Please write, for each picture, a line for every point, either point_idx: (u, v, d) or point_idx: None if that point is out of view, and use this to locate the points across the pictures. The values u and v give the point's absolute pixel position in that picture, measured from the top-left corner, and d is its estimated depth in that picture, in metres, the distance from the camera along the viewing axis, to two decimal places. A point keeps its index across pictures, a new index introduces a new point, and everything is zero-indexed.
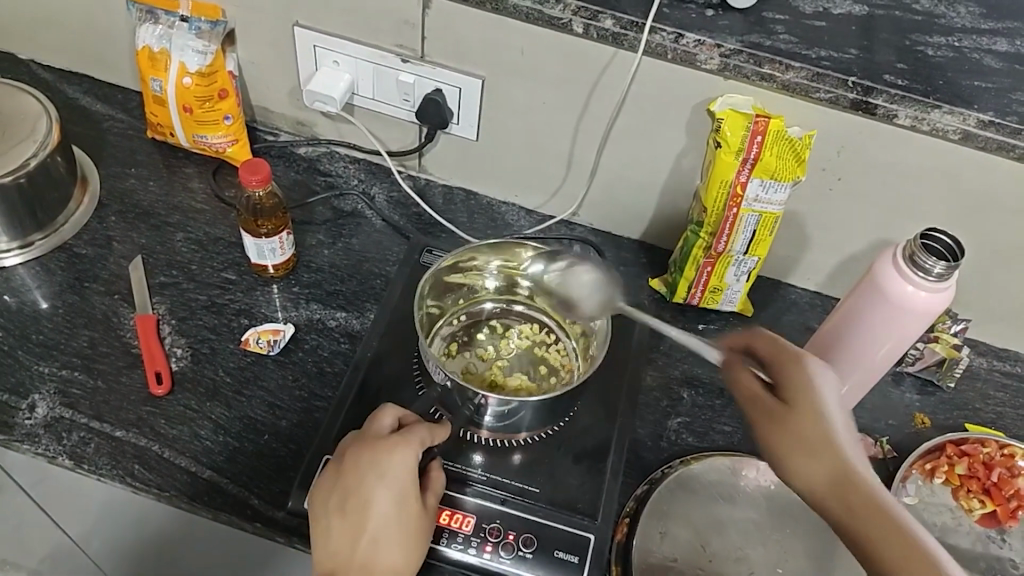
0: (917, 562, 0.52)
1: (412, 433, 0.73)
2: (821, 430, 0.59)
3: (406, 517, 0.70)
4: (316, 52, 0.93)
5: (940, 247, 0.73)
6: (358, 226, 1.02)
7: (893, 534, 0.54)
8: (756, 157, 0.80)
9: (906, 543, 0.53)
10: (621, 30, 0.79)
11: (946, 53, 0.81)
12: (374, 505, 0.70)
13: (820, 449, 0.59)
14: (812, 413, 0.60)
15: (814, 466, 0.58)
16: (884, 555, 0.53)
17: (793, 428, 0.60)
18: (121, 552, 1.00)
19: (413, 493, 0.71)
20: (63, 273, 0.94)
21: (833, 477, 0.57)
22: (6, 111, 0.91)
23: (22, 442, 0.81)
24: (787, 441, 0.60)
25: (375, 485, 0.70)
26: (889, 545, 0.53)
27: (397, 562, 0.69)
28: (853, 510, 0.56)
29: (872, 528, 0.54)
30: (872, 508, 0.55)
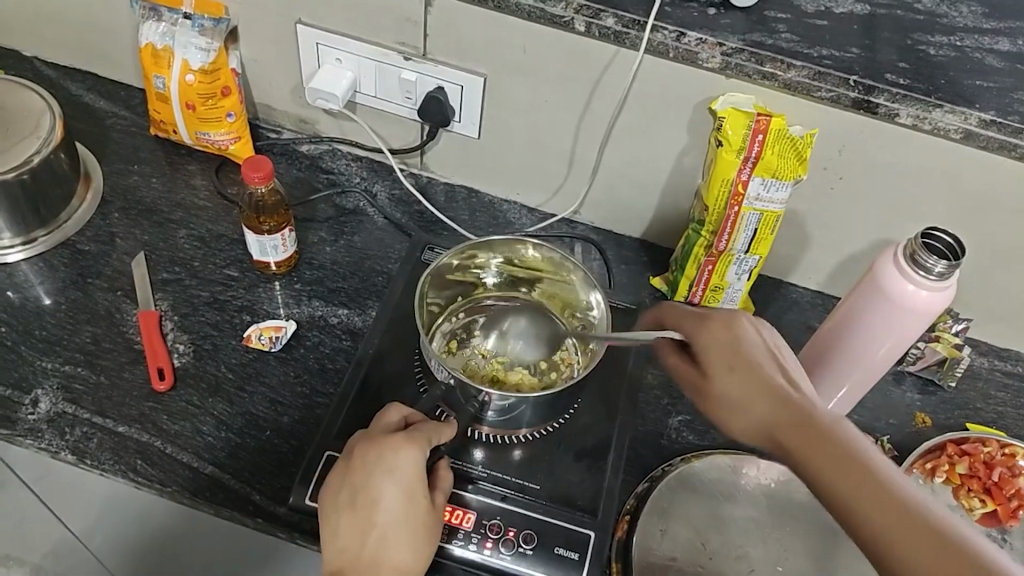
0: (852, 470, 0.53)
1: (418, 430, 0.73)
2: (753, 384, 0.62)
3: (413, 513, 0.71)
4: (318, 50, 0.94)
5: (940, 246, 0.73)
6: (360, 223, 1.02)
7: (827, 453, 0.54)
8: (758, 155, 0.80)
9: (839, 457, 0.54)
10: (622, 28, 0.79)
11: (947, 52, 0.81)
12: (381, 502, 0.70)
13: (755, 399, 0.62)
14: (742, 371, 0.64)
15: (754, 417, 0.61)
16: (822, 474, 0.54)
17: (731, 391, 0.64)
18: (123, 547, 1.01)
19: (419, 490, 0.71)
20: (66, 269, 0.94)
21: (771, 422, 0.60)
22: (10, 109, 0.91)
23: (24, 436, 0.81)
24: (732, 403, 0.63)
25: (382, 482, 0.70)
26: (825, 464, 0.54)
27: (405, 558, 0.69)
28: (791, 444, 0.57)
29: (810, 455, 0.55)
30: (808, 436, 0.56)
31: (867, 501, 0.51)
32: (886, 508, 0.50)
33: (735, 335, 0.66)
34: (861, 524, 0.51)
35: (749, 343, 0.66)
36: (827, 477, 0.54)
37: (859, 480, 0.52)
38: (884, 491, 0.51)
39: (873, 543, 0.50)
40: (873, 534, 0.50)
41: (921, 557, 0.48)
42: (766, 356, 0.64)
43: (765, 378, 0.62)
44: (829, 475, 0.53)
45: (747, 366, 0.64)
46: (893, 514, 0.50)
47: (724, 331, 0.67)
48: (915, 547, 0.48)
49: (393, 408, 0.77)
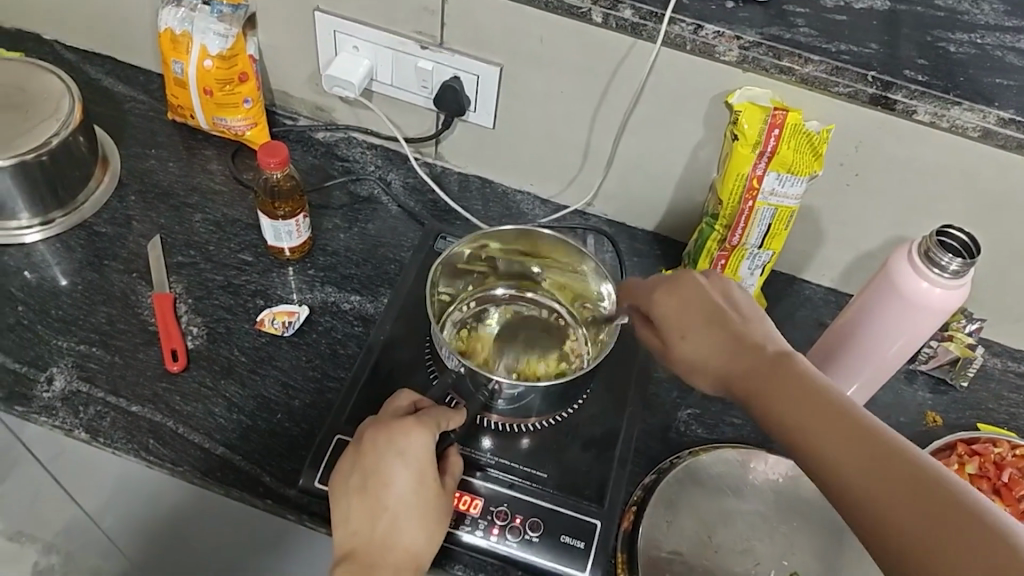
0: (817, 413, 0.57)
1: (427, 414, 0.73)
2: (720, 341, 0.67)
3: (424, 497, 0.71)
4: (336, 38, 0.94)
5: (955, 245, 0.73)
6: (374, 211, 1.02)
7: (796, 401, 0.59)
8: (774, 150, 0.80)
9: (806, 401, 0.58)
10: (640, 20, 0.79)
11: (968, 50, 0.81)
12: (392, 486, 0.70)
13: (727, 353, 0.66)
14: (711, 329, 0.67)
15: (725, 372, 0.65)
16: (790, 417, 0.59)
17: (700, 348, 0.68)
18: (135, 527, 1.02)
19: (430, 474, 0.72)
20: (83, 250, 0.95)
21: (740, 373, 0.64)
22: (29, 91, 0.92)
23: (39, 414, 0.82)
24: (700, 359, 0.67)
25: (393, 466, 0.70)
26: (793, 409, 0.59)
27: (416, 541, 0.70)
28: (761, 396, 0.62)
29: (778, 402, 0.60)
30: (777, 384, 0.61)
31: (829, 438, 0.56)
32: (847, 442, 0.55)
33: (700, 292, 0.70)
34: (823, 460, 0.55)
35: (719, 299, 0.69)
36: (795, 421, 0.58)
37: (822, 428, 0.56)
38: (846, 428, 0.55)
39: (833, 478, 0.55)
40: (833, 471, 0.55)
41: (876, 484, 0.52)
42: (735, 311, 0.68)
43: (734, 333, 0.66)
44: (796, 420, 0.58)
45: (714, 322, 0.68)
46: (852, 447, 0.54)
47: (692, 288, 0.70)
48: (872, 477, 0.53)
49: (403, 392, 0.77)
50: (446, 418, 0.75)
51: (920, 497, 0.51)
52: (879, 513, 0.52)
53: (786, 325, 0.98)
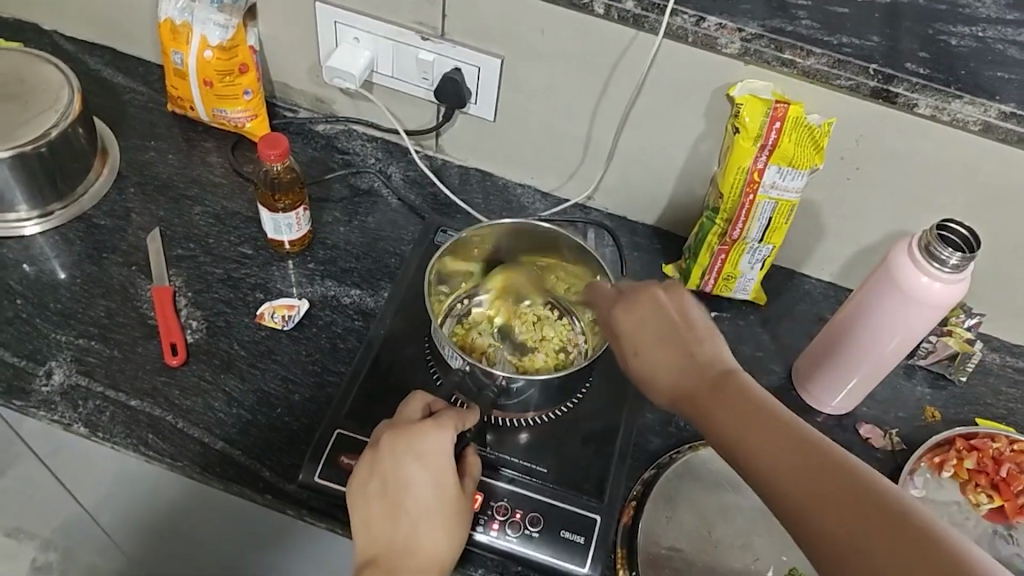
0: (775, 437, 0.54)
1: (443, 415, 0.74)
2: (677, 357, 0.63)
3: (444, 499, 0.71)
4: (336, 29, 0.94)
5: (956, 239, 0.73)
6: (375, 205, 1.02)
7: (754, 423, 0.55)
8: (775, 143, 0.80)
9: (764, 424, 0.55)
10: (642, 12, 0.79)
11: (969, 43, 0.80)
12: (412, 486, 0.70)
13: (684, 370, 0.62)
14: (668, 345, 0.64)
15: (680, 390, 0.61)
16: (739, 438, 0.55)
17: (656, 363, 0.64)
18: (134, 522, 1.02)
19: (448, 474, 0.72)
20: (82, 243, 0.95)
21: (696, 390, 0.60)
22: (28, 82, 0.92)
23: (38, 408, 0.82)
24: (655, 374, 0.64)
25: (410, 467, 0.71)
26: (749, 432, 0.55)
27: (437, 544, 0.70)
28: (716, 416, 0.58)
29: (734, 423, 0.56)
30: (734, 404, 0.57)
31: (788, 464, 0.52)
32: (808, 470, 0.51)
33: (655, 307, 0.66)
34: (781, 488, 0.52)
35: (678, 312, 0.65)
36: (750, 444, 0.54)
37: (777, 447, 0.53)
38: (807, 455, 0.52)
39: (792, 508, 0.51)
40: (792, 501, 0.51)
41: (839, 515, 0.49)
42: (695, 324, 0.64)
43: (693, 350, 0.62)
44: (752, 443, 0.54)
45: (669, 338, 0.64)
46: (814, 476, 0.51)
47: (650, 303, 0.66)
48: (835, 508, 0.50)
49: (417, 396, 0.77)
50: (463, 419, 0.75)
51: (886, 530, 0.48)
52: (841, 545, 0.49)
53: (786, 319, 0.98)
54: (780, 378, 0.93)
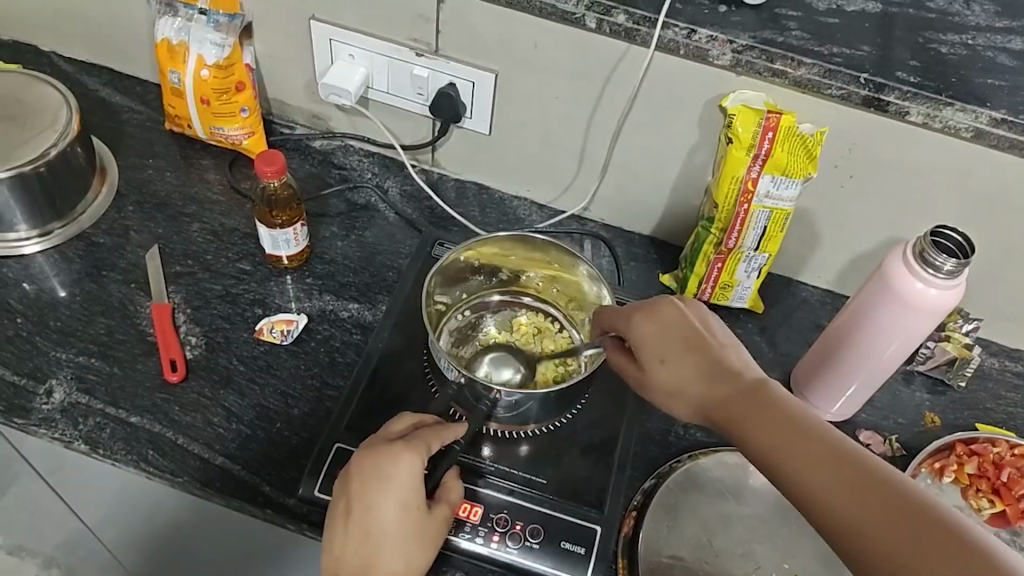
0: (805, 445, 0.53)
1: (416, 439, 0.73)
2: (700, 367, 0.62)
3: (408, 522, 0.71)
4: (331, 46, 0.94)
5: (950, 245, 0.74)
6: (372, 219, 1.03)
7: (787, 429, 0.55)
8: (767, 153, 0.80)
9: (794, 430, 0.55)
10: (633, 25, 0.80)
11: (959, 51, 0.81)
12: (376, 508, 0.70)
13: (709, 378, 0.62)
14: (690, 355, 0.64)
15: (707, 399, 0.61)
16: (770, 444, 0.55)
17: (677, 374, 0.63)
18: (136, 540, 1.02)
19: (414, 498, 0.71)
20: (81, 261, 0.95)
21: (723, 400, 0.60)
22: (27, 102, 0.93)
23: (38, 426, 0.82)
24: (678, 386, 0.63)
25: (377, 489, 0.70)
26: (779, 440, 0.55)
27: (397, 566, 0.69)
28: (743, 425, 0.58)
29: (765, 429, 0.56)
30: (762, 412, 0.57)
31: (821, 466, 0.52)
32: (840, 475, 0.51)
33: (680, 318, 0.66)
34: (814, 495, 0.52)
35: (698, 323, 0.65)
36: (781, 452, 0.54)
37: (808, 451, 0.53)
38: (838, 459, 0.52)
39: (825, 516, 0.51)
40: (824, 506, 0.51)
41: (871, 519, 0.49)
42: (715, 335, 0.65)
43: (717, 359, 0.62)
44: (784, 448, 0.54)
45: (693, 348, 0.64)
46: (843, 482, 0.51)
47: (670, 313, 0.66)
48: (871, 512, 0.49)
49: (402, 416, 0.77)
50: (440, 442, 0.75)
51: (920, 533, 0.47)
52: (877, 550, 0.48)
53: (783, 327, 0.98)
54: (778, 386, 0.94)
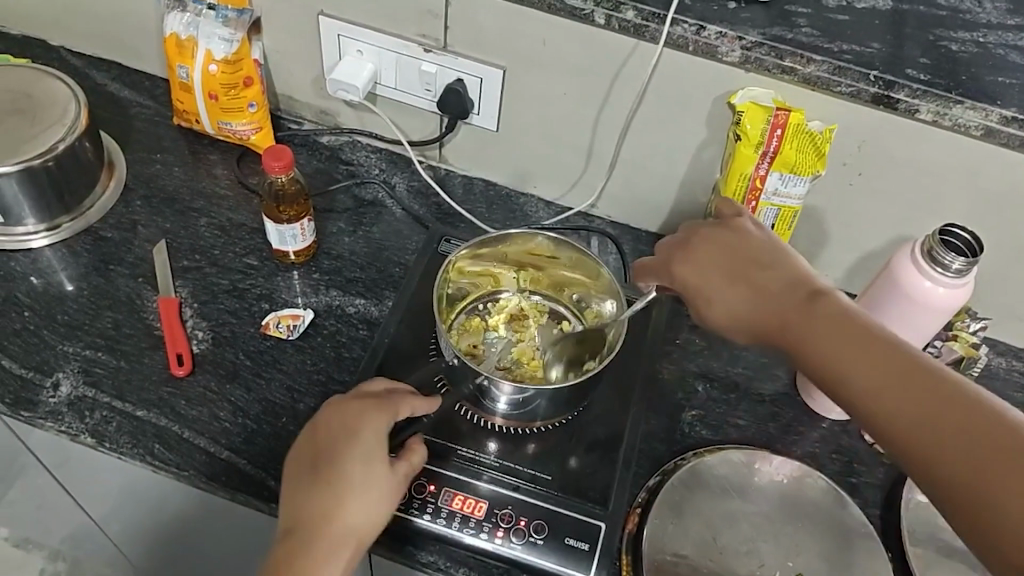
0: (852, 347, 0.58)
1: (386, 399, 0.75)
2: (750, 292, 0.68)
3: (372, 476, 0.71)
4: (340, 41, 0.94)
5: (958, 243, 0.73)
6: (379, 214, 1.03)
7: (835, 332, 0.60)
8: (776, 150, 0.80)
9: (842, 335, 0.60)
10: (642, 22, 0.80)
11: (970, 49, 0.81)
12: (342, 457, 0.71)
13: (763, 304, 0.67)
14: (743, 283, 0.69)
15: (758, 320, 0.67)
16: (821, 347, 0.60)
17: (733, 303, 0.69)
18: (143, 534, 1.02)
19: (379, 454, 0.72)
20: (89, 256, 0.96)
21: (773, 317, 0.66)
22: (36, 96, 0.93)
23: (45, 419, 0.83)
24: (733, 315, 0.69)
25: (345, 443, 0.71)
26: (829, 345, 0.60)
27: (359, 519, 0.69)
28: (807, 341, 0.62)
29: (826, 343, 0.60)
30: (823, 327, 0.61)
31: (866, 363, 0.57)
32: (904, 383, 0.55)
33: (731, 250, 0.72)
34: (874, 403, 0.55)
35: (750, 251, 0.71)
36: (844, 363, 0.58)
37: (854, 350, 0.58)
38: (901, 368, 0.55)
39: (868, 407, 0.56)
40: (880, 409, 0.55)
41: (909, 406, 0.54)
42: (762, 258, 0.70)
43: (762, 283, 0.68)
44: (833, 349, 0.59)
45: (742, 278, 0.70)
46: (888, 375, 0.56)
47: (722, 246, 0.73)
48: (933, 417, 0.52)
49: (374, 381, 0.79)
50: (411, 407, 0.76)
51: (955, 415, 0.52)
52: (935, 451, 0.52)
53: None
54: (783, 384, 0.94)
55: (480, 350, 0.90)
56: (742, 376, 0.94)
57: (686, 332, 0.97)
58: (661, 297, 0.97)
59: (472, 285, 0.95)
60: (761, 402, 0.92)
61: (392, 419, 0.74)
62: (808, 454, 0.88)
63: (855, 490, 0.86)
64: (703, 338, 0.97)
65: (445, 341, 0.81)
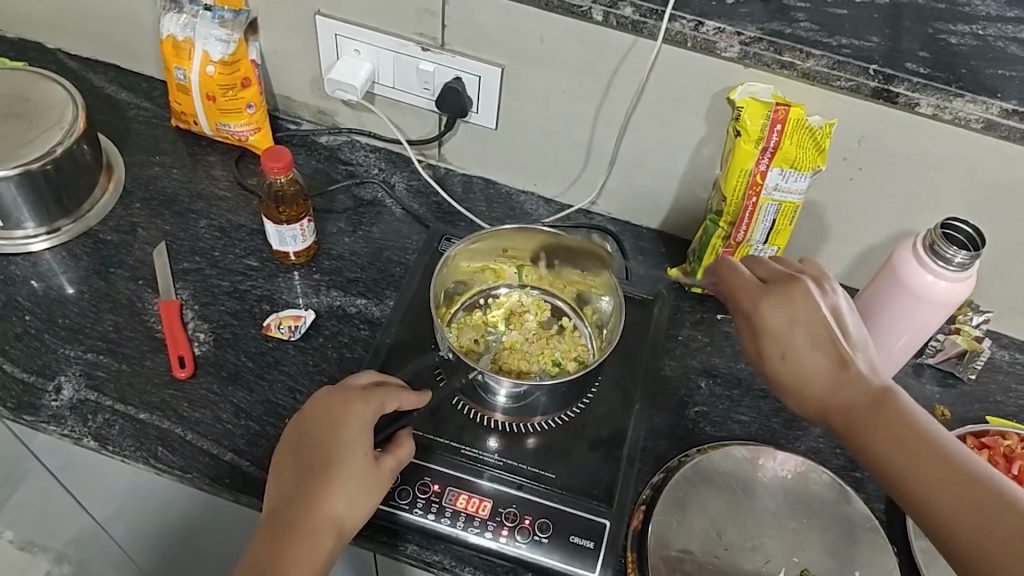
0: (886, 417, 0.58)
1: (372, 392, 0.75)
2: (816, 350, 0.63)
3: (354, 466, 0.71)
4: (337, 41, 0.94)
5: (961, 237, 0.73)
6: (379, 214, 1.03)
7: (874, 401, 0.60)
8: (776, 145, 0.80)
9: (878, 405, 0.59)
10: (640, 18, 0.79)
11: (969, 42, 0.80)
12: (325, 445, 0.71)
13: (837, 382, 0.62)
14: (811, 339, 0.64)
15: (814, 380, 0.63)
16: (856, 412, 0.60)
17: (801, 357, 0.64)
18: (147, 536, 1.02)
19: (362, 445, 0.72)
20: (89, 259, 0.96)
21: (830, 379, 0.62)
22: (34, 100, 0.93)
23: (48, 423, 0.83)
24: (801, 378, 0.63)
25: (328, 430, 0.72)
26: (862, 411, 0.60)
27: (340, 509, 0.69)
28: (852, 413, 0.60)
29: (862, 412, 0.60)
30: (884, 417, 0.59)
31: (895, 437, 0.57)
32: (932, 464, 0.55)
33: (809, 300, 0.66)
34: (901, 476, 0.56)
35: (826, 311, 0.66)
36: (878, 434, 0.58)
37: (886, 421, 0.58)
38: (961, 480, 0.53)
39: (895, 477, 0.56)
40: (904, 480, 0.55)
41: (931, 482, 0.54)
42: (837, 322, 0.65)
43: (831, 346, 0.63)
44: (868, 416, 0.59)
45: (807, 331, 0.64)
46: (914, 448, 0.56)
47: (798, 295, 0.66)
48: (962, 512, 0.52)
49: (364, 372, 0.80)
50: (398, 401, 0.76)
51: (973, 496, 0.53)
52: (954, 531, 0.52)
53: None
54: None
55: (477, 343, 0.90)
56: (744, 372, 0.94)
57: (688, 328, 0.97)
58: (662, 295, 0.97)
59: (472, 277, 0.94)
60: (764, 398, 0.92)
61: (376, 412, 0.74)
62: (811, 449, 0.88)
63: (859, 484, 0.86)
64: (704, 334, 0.97)
65: (440, 335, 0.81)
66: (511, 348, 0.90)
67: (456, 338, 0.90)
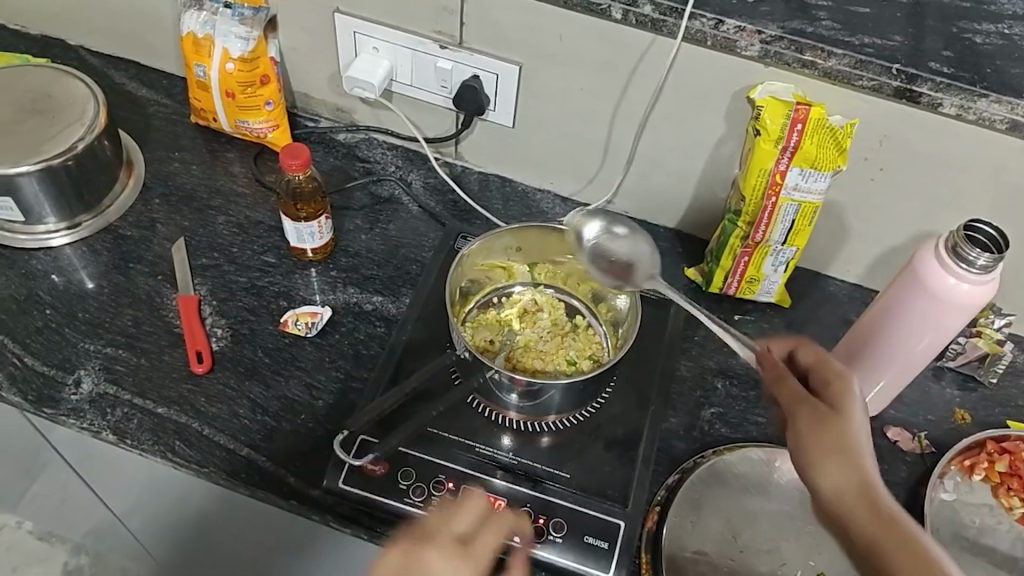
0: (887, 519, 0.55)
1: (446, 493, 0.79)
2: (848, 434, 0.60)
3: (449, 563, 0.69)
4: (356, 39, 0.94)
5: (983, 239, 0.72)
6: (396, 212, 1.03)
7: (879, 498, 0.57)
8: (796, 145, 0.79)
9: (882, 505, 0.56)
10: (660, 16, 0.79)
11: (994, 41, 0.79)
12: (413, 551, 0.70)
13: (853, 472, 0.58)
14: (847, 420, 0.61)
15: (832, 463, 0.59)
16: (859, 503, 0.57)
17: (830, 433, 0.60)
18: (164, 529, 1.03)
19: (451, 543, 0.70)
20: (108, 254, 0.96)
21: (849, 464, 0.59)
22: (56, 96, 0.94)
23: (67, 416, 0.83)
24: (824, 457, 0.59)
25: (415, 539, 0.71)
26: (865, 505, 0.57)
27: None
28: (854, 502, 0.57)
29: (866, 504, 0.57)
30: (887, 518, 0.56)
31: (889, 536, 0.54)
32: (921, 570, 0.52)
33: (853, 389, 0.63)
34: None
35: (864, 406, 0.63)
36: (877, 533, 0.55)
37: (885, 521, 0.55)
38: None
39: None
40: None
41: None
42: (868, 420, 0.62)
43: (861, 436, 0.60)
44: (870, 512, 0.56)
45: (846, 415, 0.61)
46: (903, 548, 0.53)
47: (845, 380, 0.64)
48: None
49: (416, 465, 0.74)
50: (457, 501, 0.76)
51: None
52: None
53: (810, 322, 0.97)
54: None
55: (491, 342, 0.90)
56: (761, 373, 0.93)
57: (705, 328, 0.96)
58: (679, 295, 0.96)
59: (486, 276, 0.94)
60: None
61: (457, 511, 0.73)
62: None
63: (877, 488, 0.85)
64: (722, 335, 0.96)
65: (455, 332, 0.81)
66: (525, 346, 0.90)
67: (470, 336, 0.90)
